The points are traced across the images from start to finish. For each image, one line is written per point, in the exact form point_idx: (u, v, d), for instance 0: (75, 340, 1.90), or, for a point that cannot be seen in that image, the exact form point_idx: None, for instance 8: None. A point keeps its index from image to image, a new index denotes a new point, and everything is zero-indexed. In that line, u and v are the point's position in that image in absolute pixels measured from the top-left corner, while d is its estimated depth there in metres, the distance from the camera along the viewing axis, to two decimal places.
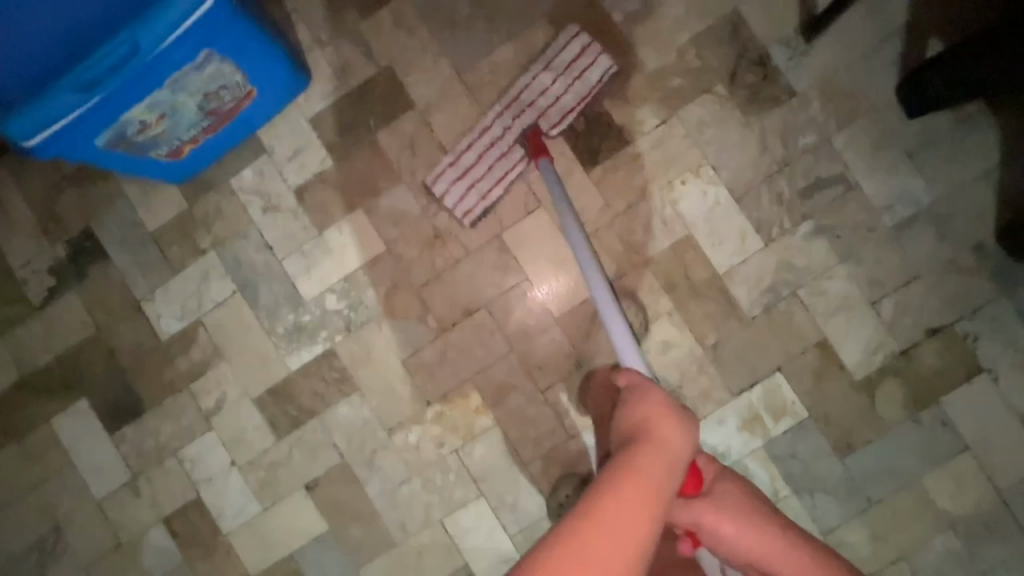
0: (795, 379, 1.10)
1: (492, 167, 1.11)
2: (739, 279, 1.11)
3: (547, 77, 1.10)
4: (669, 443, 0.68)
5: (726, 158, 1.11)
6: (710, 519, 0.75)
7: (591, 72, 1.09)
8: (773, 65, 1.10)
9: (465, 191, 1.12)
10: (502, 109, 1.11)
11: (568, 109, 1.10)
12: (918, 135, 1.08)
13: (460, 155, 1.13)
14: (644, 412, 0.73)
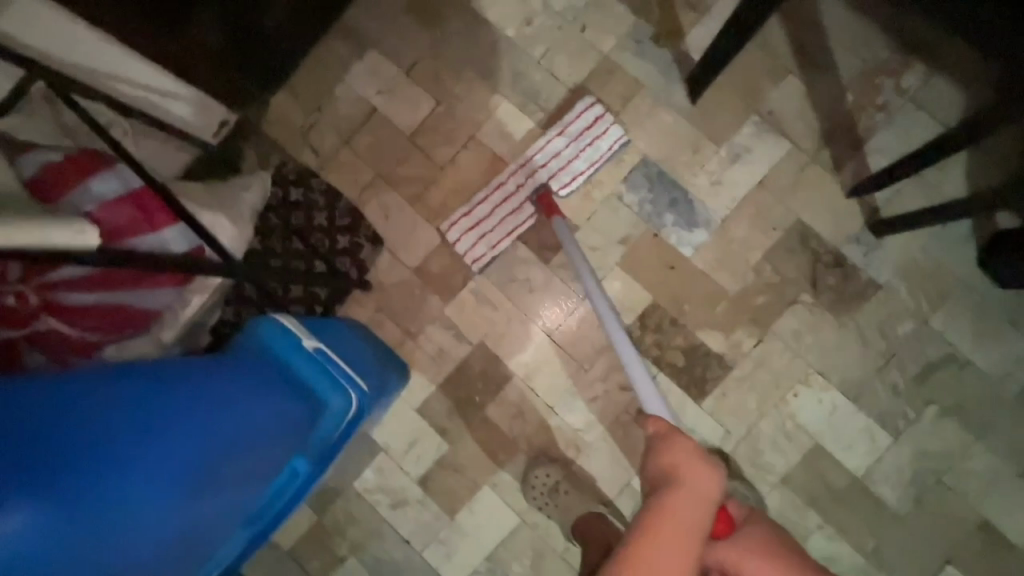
0: (968, 567, 1.08)
1: (504, 222, 1.19)
2: (881, 477, 1.10)
3: (561, 142, 1.18)
4: (701, 489, 0.71)
5: (831, 361, 1.13)
6: (756, 572, 0.74)
7: (601, 142, 1.17)
8: (850, 263, 1.13)
9: (476, 239, 1.19)
10: (516, 168, 1.19)
11: (579, 171, 1.18)
12: (1013, 300, 1.09)
13: (474, 208, 1.20)
14: (675, 458, 0.75)
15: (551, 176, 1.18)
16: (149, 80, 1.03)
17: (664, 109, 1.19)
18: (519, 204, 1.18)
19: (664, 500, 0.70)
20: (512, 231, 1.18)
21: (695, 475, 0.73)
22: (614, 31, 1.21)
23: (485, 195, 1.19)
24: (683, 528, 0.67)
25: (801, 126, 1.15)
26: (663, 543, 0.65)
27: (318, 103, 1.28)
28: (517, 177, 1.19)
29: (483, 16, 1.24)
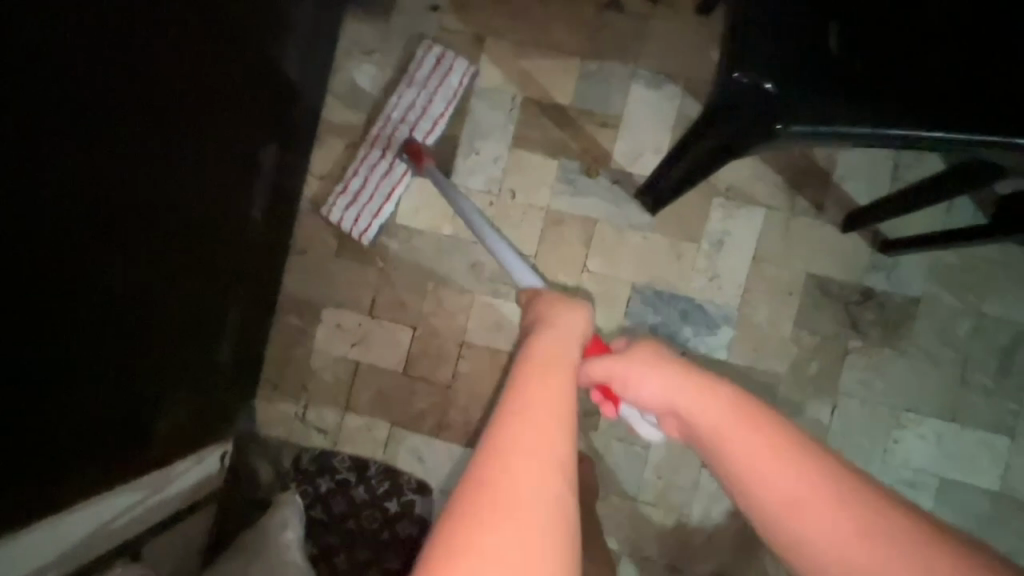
0: None
1: (382, 188, 1.17)
2: (1019, 481, 1.05)
3: (412, 92, 1.17)
4: (556, 332, 0.64)
5: (911, 393, 1.07)
6: (627, 370, 0.65)
7: (449, 78, 1.17)
8: (879, 292, 1.08)
9: (358, 211, 1.19)
10: (378, 132, 1.17)
11: (437, 115, 1.17)
12: None
13: (348, 182, 1.19)
14: (542, 321, 0.68)
15: (409, 129, 1.17)
16: (130, 502, 0.89)
17: (629, 232, 1.15)
18: (391, 163, 1.17)
19: (529, 356, 0.58)
20: (393, 190, 1.17)
21: (558, 328, 0.64)
22: (543, 183, 1.17)
23: (357, 168, 1.18)
24: (557, 370, 0.55)
25: (766, 186, 1.11)
26: (540, 386, 0.52)
27: (303, 384, 1.22)
28: (377, 147, 1.17)
29: (415, 228, 1.21)
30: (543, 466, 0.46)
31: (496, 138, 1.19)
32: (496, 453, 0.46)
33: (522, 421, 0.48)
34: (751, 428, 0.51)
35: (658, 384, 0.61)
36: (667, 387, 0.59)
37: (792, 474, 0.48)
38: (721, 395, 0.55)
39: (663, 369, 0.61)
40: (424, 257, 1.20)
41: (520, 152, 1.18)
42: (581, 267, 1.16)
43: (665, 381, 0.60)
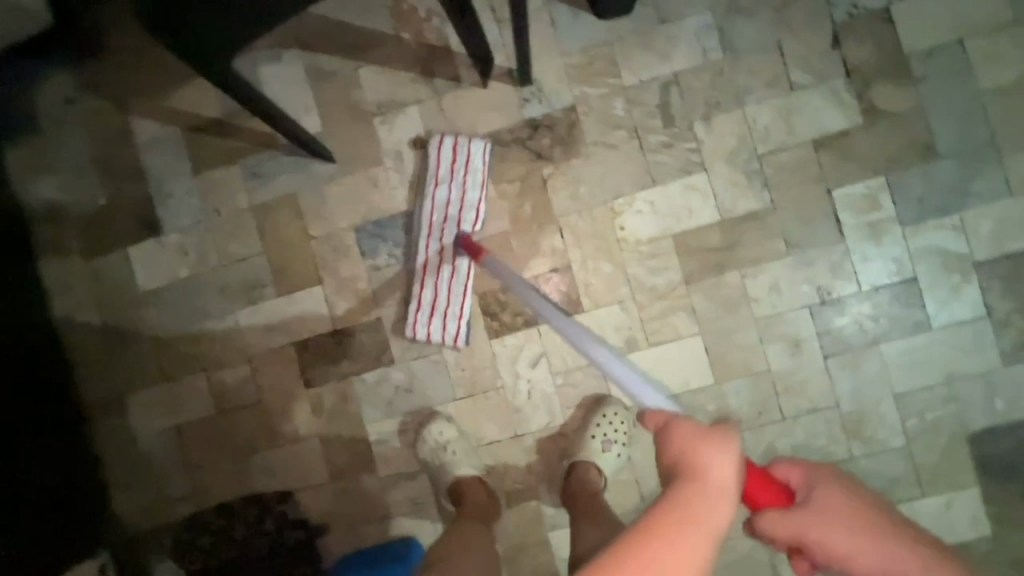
0: (845, 178, 1.13)
1: (455, 289, 1.16)
2: (731, 200, 1.15)
3: (443, 187, 1.16)
4: (713, 470, 0.47)
5: (612, 181, 1.17)
6: (807, 524, 0.58)
7: (475, 162, 1.16)
8: (541, 117, 1.18)
9: (439, 321, 1.17)
10: (425, 237, 1.16)
11: (476, 201, 1.16)
12: (647, 7, 1.15)
13: (420, 295, 1.17)
14: (683, 435, 0.50)
15: (453, 223, 1.15)
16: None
17: (327, 187, 1.23)
18: (455, 264, 1.15)
19: (686, 510, 0.44)
20: (467, 287, 1.15)
21: (709, 461, 0.48)
22: (240, 189, 1.25)
23: (424, 282, 1.16)
24: (708, 538, 0.43)
25: (405, 87, 1.20)
26: (680, 550, 0.41)
27: (147, 470, 1.29)
28: (435, 254, 1.15)
29: (162, 288, 1.28)
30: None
31: (181, 175, 1.26)
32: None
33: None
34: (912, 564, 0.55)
35: (837, 541, 0.57)
36: (834, 540, 0.57)
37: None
38: (885, 534, 0.58)
39: (858, 534, 0.57)
40: (184, 307, 1.27)
41: (207, 174, 1.26)
42: (307, 237, 1.24)
43: (847, 542, 0.57)
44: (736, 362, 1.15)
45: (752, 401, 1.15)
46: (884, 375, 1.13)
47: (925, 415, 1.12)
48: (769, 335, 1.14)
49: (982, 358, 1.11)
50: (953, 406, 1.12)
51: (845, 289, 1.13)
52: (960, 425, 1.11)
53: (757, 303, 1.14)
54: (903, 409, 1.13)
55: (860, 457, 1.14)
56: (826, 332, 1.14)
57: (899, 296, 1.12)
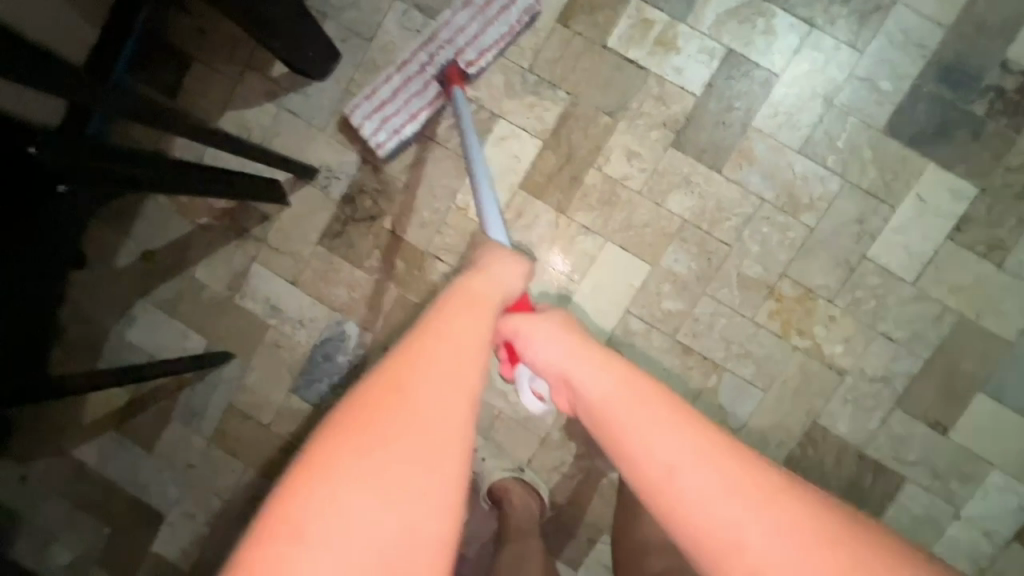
0: (607, 25, 1.11)
1: (420, 114, 1.11)
2: (538, 121, 1.14)
3: (461, 15, 1.08)
4: (500, 275, 0.58)
5: (441, 188, 1.18)
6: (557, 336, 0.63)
7: (507, 7, 1.08)
8: (348, 189, 1.21)
9: (383, 109, 1.11)
10: (432, 43, 1.09)
11: (489, 45, 1.08)
12: (350, 42, 1.17)
13: (377, 87, 1.10)
14: (484, 261, 0.62)
15: (456, 54, 1.09)
16: None
17: (247, 377, 1.27)
18: (426, 84, 1.10)
19: (457, 292, 0.53)
20: (426, 103, 1.11)
21: (490, 276, 0.58)
22: (189, 435, 1.30)
23: (391, 76, 1.10)
24: (467, 303, 0.52)
25: (236, 257, 1.25)
26: (439, 319, 0.49)
27: None
28: (420, 65, 1.09)
29: (197, 558, 1.31)
30: (428, 437, 0.44)
31: (140, 463, 1.31)
32: (371, 387, 0.45)
33: (408, 369, 0.46)
34: (692, 434, 0.48)
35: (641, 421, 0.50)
36: (582, 378, 0.54)
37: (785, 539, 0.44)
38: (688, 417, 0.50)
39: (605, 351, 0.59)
40: (224, 558, 1.30)
41: (158, 445, 1.31)
42: (265, 427, 1.27)
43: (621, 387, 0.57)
44: (655, 236, 1.12)
45: (695, 254, 1.12)
46: (777, 143, 1.09)
47: (836, 143, 1.08)
48: (660, 193, 1.12)
49: (837, 61, 1.07)
50: (852, 118, 1.07)
51: (685, 106, 1.10)
52: (871, 128, 1.07)
53: (629, 177, 1.12)
54: (815, 155, 1.08)
55: (818, 223, 1.08)
56: (702, 151, 1.10)
57: (730, 73, 1.09)
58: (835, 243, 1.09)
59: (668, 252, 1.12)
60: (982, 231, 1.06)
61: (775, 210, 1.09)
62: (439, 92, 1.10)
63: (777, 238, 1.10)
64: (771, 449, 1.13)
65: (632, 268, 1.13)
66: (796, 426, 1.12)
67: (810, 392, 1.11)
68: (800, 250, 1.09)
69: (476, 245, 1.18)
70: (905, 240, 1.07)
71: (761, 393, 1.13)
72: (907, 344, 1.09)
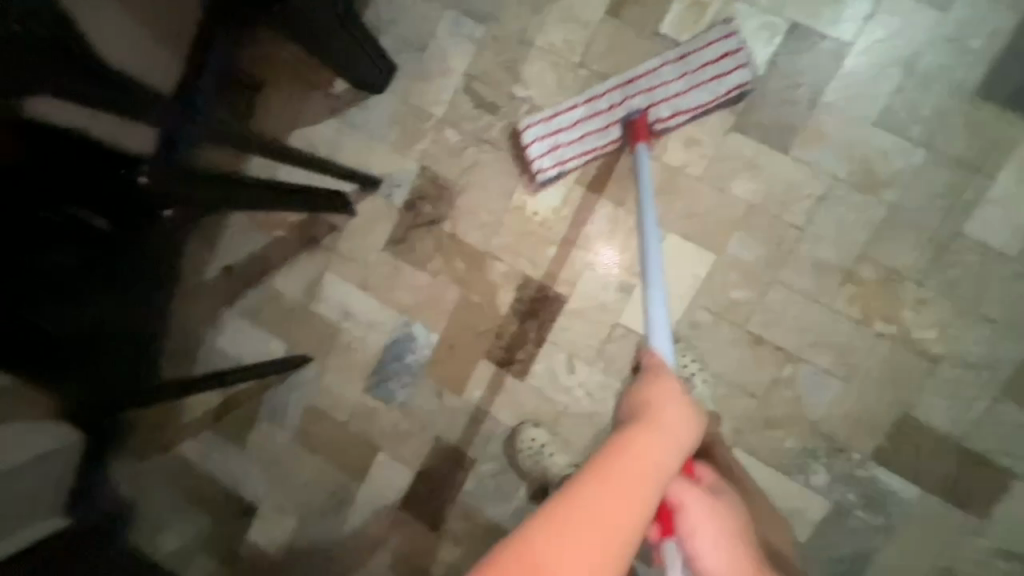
0: (659, 12, 1.09)
1: (588, 139, 1.09)
2: None
3: (673, 72, 1.03)
4: (677, 434, 0.60)
5: (497, 189, 1.20)
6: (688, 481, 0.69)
7: (727, 76, 1.02)
8: (408, 196, 1.25)
9: (557, 145, 1.10)
10: (627, 96, 1.05)
11: (685, 109, 1.04)
12: (403, 54, 1.22)
13: (556, 113, 1.09)
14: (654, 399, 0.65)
15: (650, 105, 1.05)
16: None
17: (324, 378, 1.35)
18: (607, 124, 1.07)
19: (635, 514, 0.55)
20: (599, 146, 1.09)
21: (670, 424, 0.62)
22: (275, 432, 1.40)
23: (577, 105, 1.08)
24: (647, 463, 0.56)
25: (309, 266, 1.33)
26: (604, 475, 0.53)
27: None
28: (605, 107, 1.07)
29: (286, 547, 1.41)
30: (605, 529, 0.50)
31: (233, 458, 1.43)
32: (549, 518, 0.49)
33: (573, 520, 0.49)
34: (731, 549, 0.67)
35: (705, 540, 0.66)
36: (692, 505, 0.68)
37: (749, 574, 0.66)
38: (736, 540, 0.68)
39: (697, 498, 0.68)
40: (310, 547, 1.40)
41: (247, 442, 1.42)
42: (342, 425, 1.35)
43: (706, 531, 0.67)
44: (718, 224, 1.09)
45: (762, 241, 1.07)
46: (850, 117, 1.02)
47: (920, 112, 0.99)
48: (723, 179, 1.08)
49: (916, 24, 0.99)
50: (937, 83, 0.99)
51: (745, 87, 1.06)
52: (960, 91, 0.98)
53: (688, 165, 1.09)
54: (895, 126, 1.00)
55: (900, 199, 1.01)
56: (766, 133, 1.06)
57: (794, 48, 1.03)
58: (923, 220, 1.01)
59: (733, 240, 1.08)
60: None
61: (851, 189, 1.03)
62: (619, 137, 1.07)
63: (854, 219, 1.03)
64: (855, 441, 1.07)
65: (695, 259, 1.10)
66: (884, 418, 1.05)
67: (898, 382, 1.04)
68: (881, 230, 1.02)
69: (532, 243, 1.20)
70: (1004, 213, 0.98)
71: (842, 385, 1.06)
72: (1011, 326, 0.99)
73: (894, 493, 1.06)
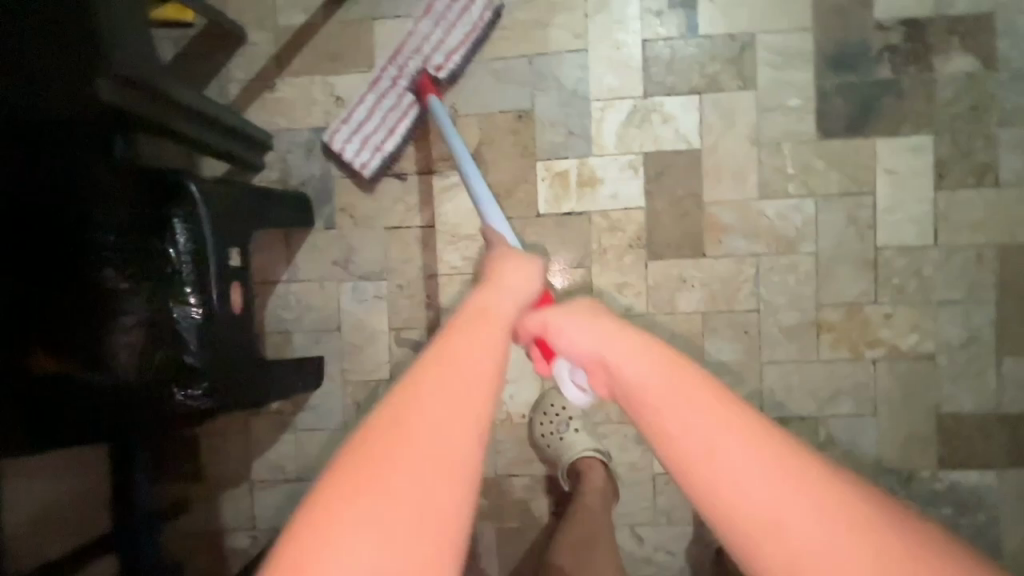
0: (531, 195, 1.13)
1: (388, 120, 1.09)
2: None
3: (426, 25, 1.07)
4: (513, 289, 0.58)
5: None
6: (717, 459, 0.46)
7: (455, 1, 1.06)
8: None
9: (355, 137, 1.10)
10: (394, 61, 1.07)
11: (443, 42, 1.07)
12: (324, 342, 1.18)
13: (353, 112, 1.09)
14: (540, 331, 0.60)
15: (423, 61, 1.07)
16: None
17: None
18: (398, 95, 1.08)
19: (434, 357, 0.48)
20: (399, 116, 1.09)
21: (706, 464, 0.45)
22: None
23: (365, 96, 1.08)
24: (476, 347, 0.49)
25: None
26: (404, 418, 0.44)
27: None
28: (391, 82, 1.08)
29: None
30: (438, 459, 0.43)
31: None
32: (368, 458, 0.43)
33: (382, 464, 0.42)
34: (673, 379, 0.47)
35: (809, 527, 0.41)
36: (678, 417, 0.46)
37: (636, 355, 0.50)
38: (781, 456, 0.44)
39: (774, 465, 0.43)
40: None
41: None
42: None
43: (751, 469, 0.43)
44: (689, 342, 1.10)
45: (733, 335, 1.10)
46: (737, 201, 1.09)
47: (787, 171, 1.08)
48: (668, 302, 1.11)
49: (741, 107, 1.09)
50: (786, 143, 1.08)
51: (639, 220, 1.11)
52: (807, 140, 1.08)
53: (633, 306, 1.12)
54: (776, 190, 1.08)
55: (819, 245, 1.08)
56: (680, 247, 1.11)
57: (659, 171, 1.10)
58: (845, 252, 1.08)
59: (709, 349, 1.10)
60: (962, 167, 1.05)
61: (776, 256, 1.09)
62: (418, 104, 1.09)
63: (793, 278, 1.09)
64: (917, 461, 1.08)
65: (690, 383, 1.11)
66: (927, 426, 1.07)
67: (917, 390, 1.07)
68: (820, 276, 1.08)
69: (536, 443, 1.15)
70: (904, 215, 1.06)
71: (874, 418, 1.08)
72: (969, 296, 1.06)
73: (978, 487, 1.07)
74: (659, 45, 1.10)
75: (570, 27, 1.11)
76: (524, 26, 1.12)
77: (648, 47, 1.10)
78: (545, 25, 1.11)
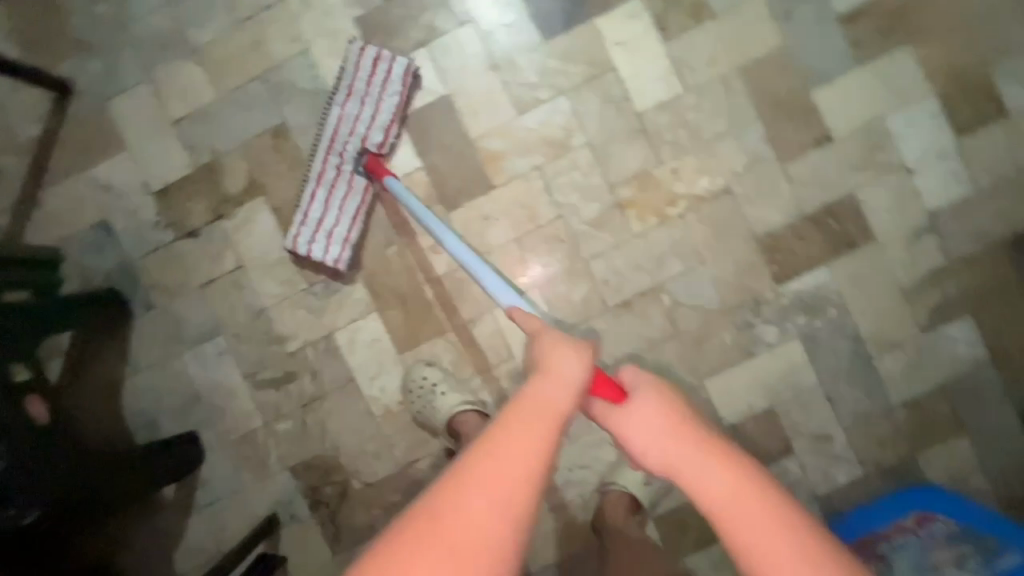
0: None
1: (349, 209, 1.08)
2: (356, 303, 1.15)
3: (359, 108, 1.07)
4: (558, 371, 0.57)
5: (357, 418, 1.16)
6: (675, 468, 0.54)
7: (381, 78, 1.07)
8: (306, 498, 1.17)
9: (315, 235, 1.08)
10: (338, 152, 1.06)
11: (385, 120, 1.07)
12: (190, 415, 1.18)
13: (310, 211, 1.08)
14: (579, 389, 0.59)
15: (362, 142, 1.07)
16: None
17: None
18: (360, 183, 1.07)
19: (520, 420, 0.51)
20: (357, 202, 1.08)
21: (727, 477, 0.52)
22: None
23: (315, 191, 1.07)
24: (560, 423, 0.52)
25: None
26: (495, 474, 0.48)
27: None
28: (344, 174, 1.07)
29: None
30: (490, 492, 0.47)
31: None
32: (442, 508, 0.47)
33: (447, 526, 0.46)
34: (686, 443, 0.54)
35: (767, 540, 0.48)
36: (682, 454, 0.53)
37: (676, 440, 0.55)
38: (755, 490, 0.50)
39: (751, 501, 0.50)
40: None
41: None
42: None
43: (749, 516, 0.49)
44: (514, 269, 1.13)
45: (550, 246, 1.13)
46: (501, 126, 1.13)
47: (531, 80, 1.12)
48: (481, 242, 1.13)
49: (467, 42, 1.12)
50: (520, 56, 1.12)
51: (422, 179, 1.14)
52: (537, 46, 1.12)
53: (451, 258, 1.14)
54: (529, 102, 1.12)
55: (587, 133, 1.12)
56: (469, 188, 1.13)
57: (420, 128, 1.13)
58: (614, 130, 1.12)
59: (534, 267, 1.13)
60: (677, 14, 1.10)
61: (555, 159, 1.13)
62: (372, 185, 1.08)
63: (579, 172, 1.12)
64: (756, 286, 1.12)
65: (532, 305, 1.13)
66: (752, 252, 1.12)
67: (729, 224, 1.12)
68: (601, 160, 1.12)
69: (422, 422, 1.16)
70: (648, 75, 1.11)
71: (704, 266, 1.12)
72: (735, 123, 1.11)
73: (817, 286, 1.12)
74: (370, 18, 1.13)
75: (285, 35, 1.13)
76: (244, 51, 1.14)
77: (362, 23, 1.13)
78: (262, 42, 1.14)
